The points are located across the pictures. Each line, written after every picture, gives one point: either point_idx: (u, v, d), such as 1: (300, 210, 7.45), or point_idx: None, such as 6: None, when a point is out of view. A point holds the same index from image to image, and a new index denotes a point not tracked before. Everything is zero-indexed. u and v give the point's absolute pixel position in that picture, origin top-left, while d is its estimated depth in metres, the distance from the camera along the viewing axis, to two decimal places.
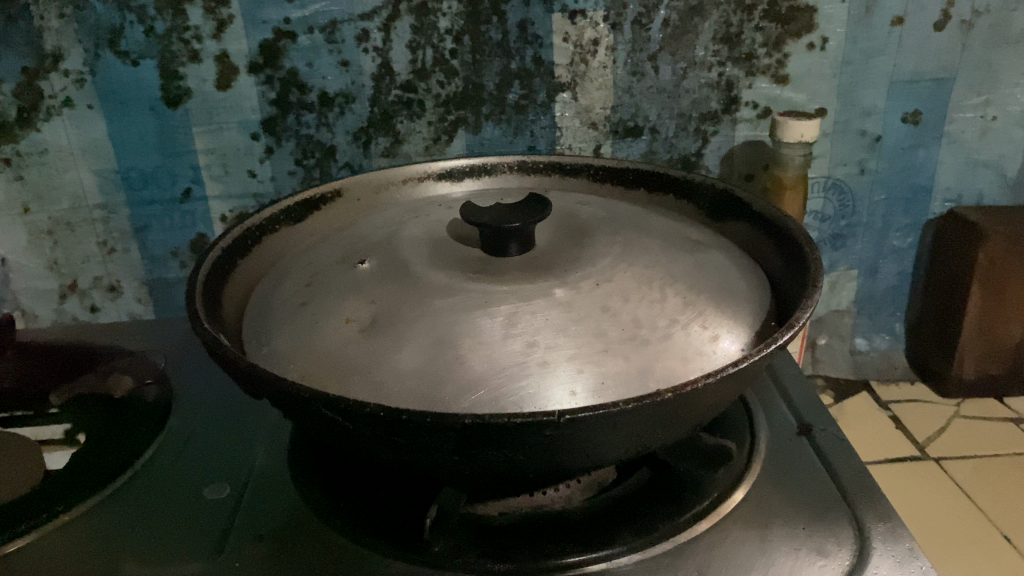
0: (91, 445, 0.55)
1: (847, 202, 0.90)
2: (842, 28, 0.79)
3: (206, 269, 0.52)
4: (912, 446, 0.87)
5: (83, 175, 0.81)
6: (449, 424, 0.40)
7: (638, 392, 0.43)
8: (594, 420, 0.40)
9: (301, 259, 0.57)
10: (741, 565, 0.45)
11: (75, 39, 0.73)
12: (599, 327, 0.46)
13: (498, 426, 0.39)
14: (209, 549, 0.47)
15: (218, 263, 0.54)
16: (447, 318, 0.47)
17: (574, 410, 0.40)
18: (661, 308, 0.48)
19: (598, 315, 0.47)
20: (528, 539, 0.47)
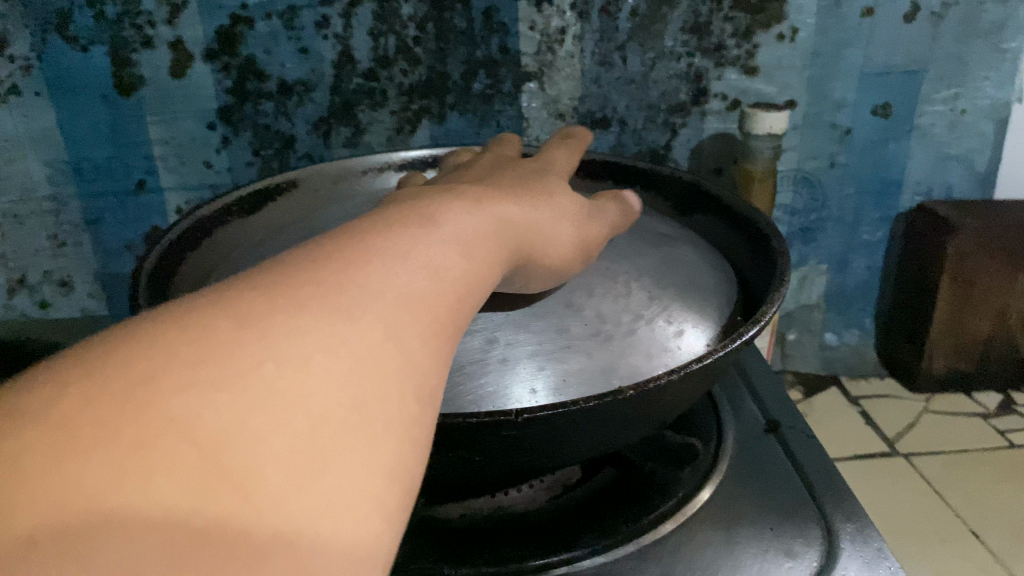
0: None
1: (817, 195, 0.89)
2: (812, 18, 0.78)
3: (155, 256, 0.50)
4: (882, 442, 0.86)
5: (32, 166, 0.78)
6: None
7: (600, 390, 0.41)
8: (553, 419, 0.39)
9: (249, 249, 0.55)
10: (706, 568, 0.44)
11: (21, 24, 0.71)
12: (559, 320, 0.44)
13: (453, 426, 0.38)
14: None
15: (162, 258, 0.51)
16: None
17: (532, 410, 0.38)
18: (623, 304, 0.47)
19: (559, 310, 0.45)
20: (489, 542, 0.45)
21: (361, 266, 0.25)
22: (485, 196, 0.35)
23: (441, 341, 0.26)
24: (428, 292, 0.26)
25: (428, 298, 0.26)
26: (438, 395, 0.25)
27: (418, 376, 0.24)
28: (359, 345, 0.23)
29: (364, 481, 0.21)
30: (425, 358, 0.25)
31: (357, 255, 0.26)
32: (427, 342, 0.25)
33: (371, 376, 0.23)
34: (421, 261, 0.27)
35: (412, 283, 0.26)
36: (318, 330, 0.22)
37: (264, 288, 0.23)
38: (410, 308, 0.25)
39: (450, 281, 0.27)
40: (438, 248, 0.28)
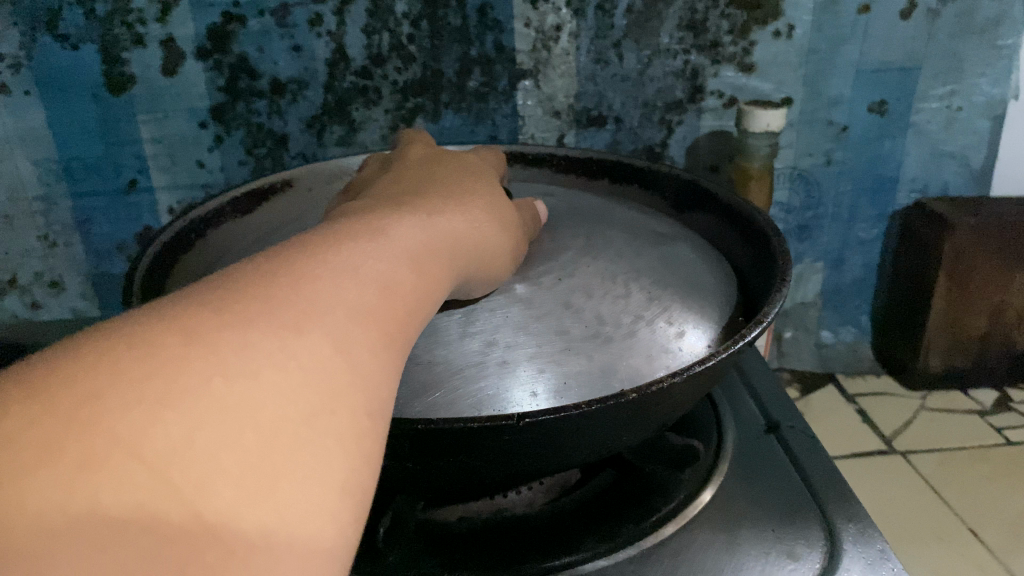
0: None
1: (813, 192, 0.88)
2: (808, 15, 0.77)
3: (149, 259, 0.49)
4: (878, 439, 0.86)
5: (21, 165, 0.77)
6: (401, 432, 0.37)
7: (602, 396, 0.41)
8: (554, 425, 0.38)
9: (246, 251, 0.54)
10: (708, 570, 0.43)
11: (9, 22, 0.70)
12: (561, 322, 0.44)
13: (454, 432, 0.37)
14: None
15: (156, 260, 0.50)
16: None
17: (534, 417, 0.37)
18: (624, 305, 0.46)
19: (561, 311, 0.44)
20: (488, 546, 0.45)
21: (310, 280, 0.25)
22: (425, 208, 0.35)
23: (387, 354, 0.26)
24: (374, 305, 0.27)
25: (374, 313, 0.26)
26: (383, 406, 0.25)
27: (364, 390, 0.25)
28: (307, 360, 0.23)
29: (313, 494, 0.22)
30: (371, 373, 0.25)
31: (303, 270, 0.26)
32: (372, 356, 0.25)
33: (317, 393, 0.23)
34: (366, 276, 0.27)
35: (359, 297, 0.26)
36: (264, 346, 0.23)
37: (215, 301, 0.23)
38: (358, 320, 0.26)
39: (394, 295, 0.28)
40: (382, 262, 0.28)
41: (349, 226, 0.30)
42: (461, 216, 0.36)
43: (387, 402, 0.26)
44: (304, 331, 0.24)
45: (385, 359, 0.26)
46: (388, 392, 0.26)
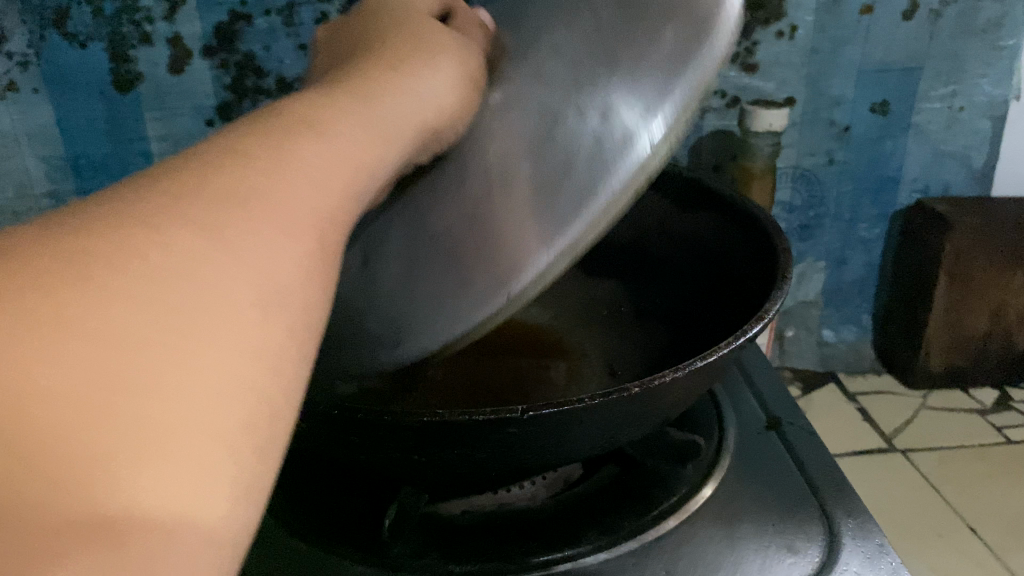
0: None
1: (815, 192, 0.89)
2: (811, 16, 0.78)
3: None
4: (879, 437, 0.87)
5: (29, 162, 0.77)
6: (514, 286, 0.35)
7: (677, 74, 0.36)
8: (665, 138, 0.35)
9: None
10: (708, 564, 0.44)
11: (18, 20, 0.70)
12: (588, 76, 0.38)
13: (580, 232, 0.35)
14: None
15: None
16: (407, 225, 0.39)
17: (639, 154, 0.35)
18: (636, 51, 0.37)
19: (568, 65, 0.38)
20: (491, 537, 0.46)
21: (189, 184, 0.23)
22: (361, 88, 0.32)
23: (287, 241, 0.24)
24: (272, 193, 0.24)
25: (269, 205, 0.24)
26: (285, 295, 0.23)
27: (248, 280, 0.22)
28: (170, 259, 0.21)
29: (183, 410, 0.19)
30: (259, 263, 0.23)
31: (187, 174, 0.24)
32: (266, 243, 0.23)
33: (187, 289, 0.21)
34: (262, 169, 0.25)
35: (253, 188, 0.24)
36: (116, 252, 0.20)
37: (77, 217, 0.21)
38: (245, 211, 0.23)
39: (297, 179, 0.25)
40: (287, 149, 0.26)
41: (270, 116, 0.28)
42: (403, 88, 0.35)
43: (288, 292, 0.23)
44: (163, 227, 0.21)
45: (282, 251, 0.24)
46: (296, 285, 0.24)
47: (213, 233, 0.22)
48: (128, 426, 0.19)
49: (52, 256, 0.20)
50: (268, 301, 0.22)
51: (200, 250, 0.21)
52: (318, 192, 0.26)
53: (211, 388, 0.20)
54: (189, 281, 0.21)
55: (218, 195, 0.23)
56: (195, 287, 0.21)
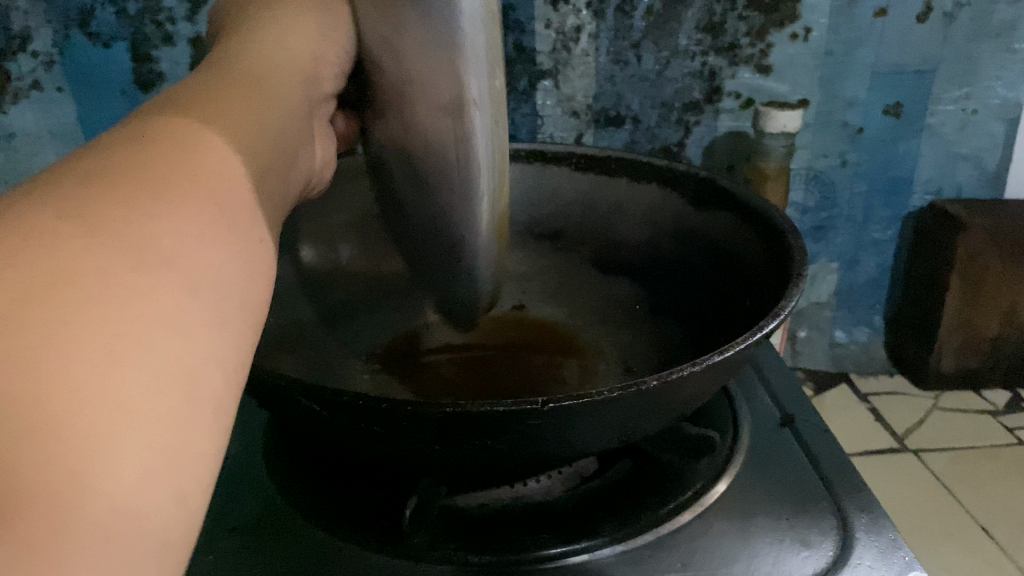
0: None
1: (828, 193, 0.89)
2: (825, 18, 0.78)
3: None
4: (891, 437, 0.87)
5: (52, 160, 0.79)
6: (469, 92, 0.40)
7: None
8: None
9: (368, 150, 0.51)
10: (722, 556, 0.44)
11: (44, 19, 0.71)
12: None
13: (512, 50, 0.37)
14: (223, 530, 0.47)
15: None
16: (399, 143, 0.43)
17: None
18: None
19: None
20: (508, 529, 0.46)
21: (51, 190, 0.24)
22: (228, 84, 0.34)
23: (162, 218, 0.25)
24: (153, 189, 0.25)
25: (139, 192, 0.25)
26: (191, 275, 0.25)
27: (119, 255, 0.23)
28: (52, 262, 0.22)
29: (70, 388, 0.20)
30: (129, 241, 0.23)
31: (64, 187, 0.24)
32: (158, 229, 0.24)
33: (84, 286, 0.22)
34: (122, 165, 0.26)
35: (136, 189, 0.25)
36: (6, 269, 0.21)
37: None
38: (136, 210, 0.24)
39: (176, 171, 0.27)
40: (154, 144, 0.27)
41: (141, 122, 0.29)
42: (281, 84, 0.36)
43: (174, 263, 0.24)
44: (48, 238, 0.22)
45: (158, 228, 0.24)
46: (188, 260, 0.25)
47: (74, 223, 0.23)
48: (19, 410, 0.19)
49: None
50: (147, 270, 0.23)
51: (68, 246, 0.22)
52: (193, 172, 0.27)
53: (94, 360, 0.21)
54: (52, 268, 0.22)
55: (85, 193, 0.24)
56: (61, 270, 0.22)
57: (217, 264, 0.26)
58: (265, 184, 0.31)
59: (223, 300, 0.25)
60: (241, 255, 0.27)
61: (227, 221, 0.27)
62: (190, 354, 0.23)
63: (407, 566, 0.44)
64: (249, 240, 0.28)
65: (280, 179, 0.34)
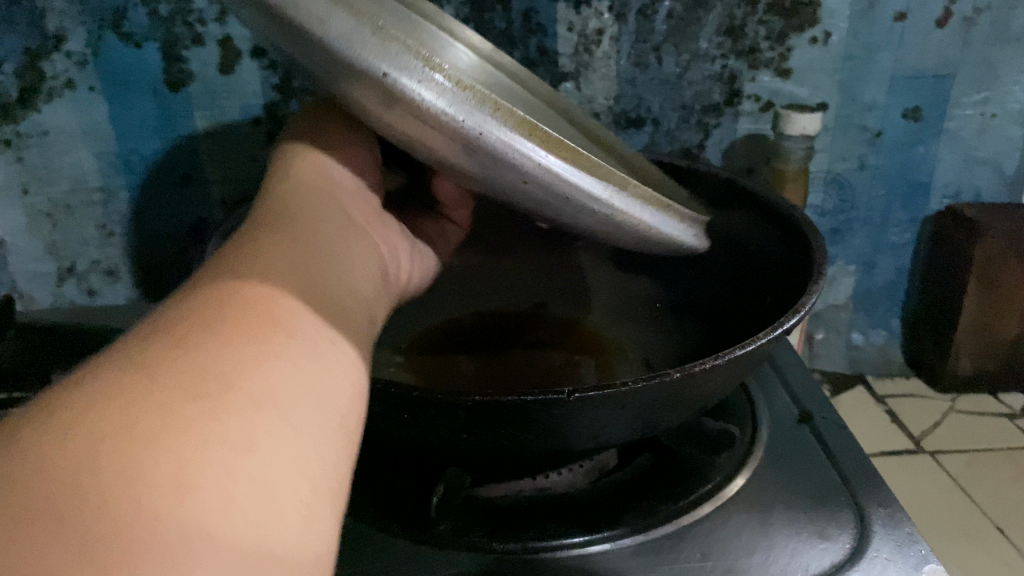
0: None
1: (846, 196, 0.90)
2: (845, 22, 0.79)
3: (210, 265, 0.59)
4: (907, 439, 0.88)
5: (83, 158, 0.80)
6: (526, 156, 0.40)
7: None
8: (344, 20, 0.35)
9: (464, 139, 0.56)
10: (740, 547, 0.45)
11: (78, 20, 0.73)
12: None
13: (491, 114, 0.39)
14: None
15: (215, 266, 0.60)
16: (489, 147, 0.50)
17: (357, 57, 0.35)
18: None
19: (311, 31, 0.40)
20: (531, 518, 0.47)
21: (117, 354, 0.27)
22: (275, 225, 0.36)
23: (218, 351, 0.27)
24: (231, 325, 0.28)
25: (195, 333, 0.27)
26: (273, 396, 0.27)
27: (180, 389, 0.25)
28: (151, 398, 0.25)
29: (143, 511, 0.22)
30: (189, 376, 0.26)
31: (154, 337, 0.27)
32: (240, 358, 0.27)
33: (183, 414, 0.24)
34: (178, 320, 0.28)
35: (218, 329, 0.28)
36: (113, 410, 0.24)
37: (16, 416, 0.25)
38: (219, 345, 0.27)
39: (248, 307, 0.30)
40: (207, 295, 0.30)
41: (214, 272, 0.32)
42: (322, 212, 0.39)
43: (234, 388, 0.26)
44: (146, 380, 0.25)
45: (214, 361, 0.27)
46: (269, 382, 0.27)
47: (139, 372, 0.25)
48: (97, 531, 0.21)
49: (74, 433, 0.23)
50: (209, 399, 0.25)
51: (164, 385, 0.25)
52: (245, 308, 0.30)
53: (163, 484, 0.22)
54: (119, 411, 0.24)
55: (146, 350, 0.27)
56: (160, 405, 0.24)
57: (281, 386, 0.28)
58: (331, 304, 0.33)
59: (307, 415, 0.28)
60: (304, 377, 0.29)
61: (285, 348, 0.29)
62: (259, 469, 0.25)
63: (433, 553, 0.45)
64: (311, 360, 0.30)
65: (346, 287, 0.36)
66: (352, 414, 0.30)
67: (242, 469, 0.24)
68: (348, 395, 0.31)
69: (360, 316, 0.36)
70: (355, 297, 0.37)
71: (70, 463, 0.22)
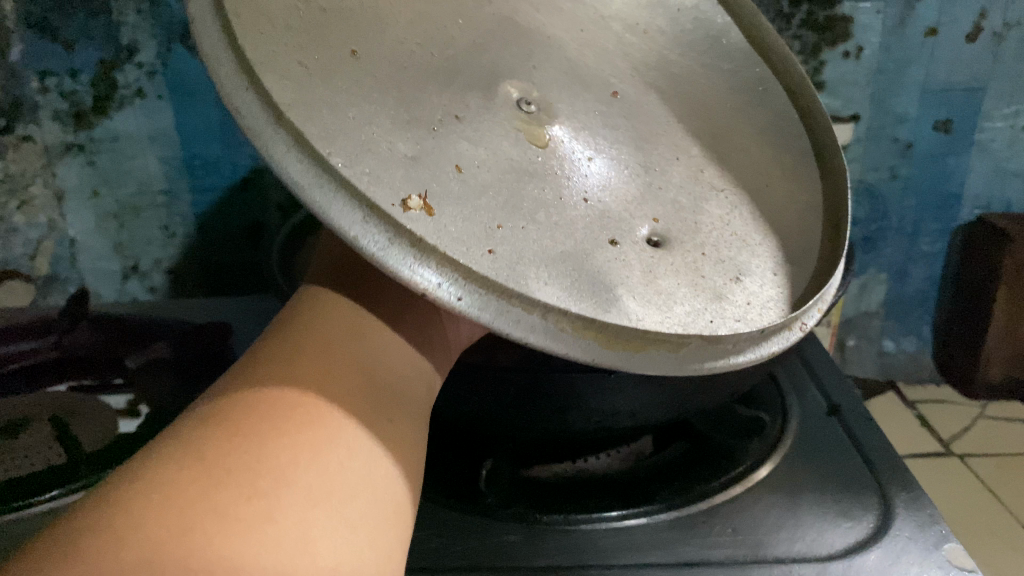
0: (158, 417, 0.62)
1: (878, 206, 0.93)
2: (877, 37, 0.82)
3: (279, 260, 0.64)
4: (937, 443, 0.89)
5: (150, 162, 0.85)
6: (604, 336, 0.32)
7: (275, 64, 0.32)
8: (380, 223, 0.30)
9: (626, 49, 0.54)
10: (769, 523, 0.48)
11: (149, 33, 0.78)
12: (426, 102, 0.37)
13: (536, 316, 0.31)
14: None
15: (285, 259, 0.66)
16: (634, 137, 0.47)
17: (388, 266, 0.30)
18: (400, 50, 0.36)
19: (393, 39, 0.39)
20: (570, 497, 0.51)
21: (178, 448, 0.30)
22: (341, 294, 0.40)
23: (271, 452, 0.30)
24: (281, 425, 0.31)
25: (249, 434, 0.31)
26: (323, 489, 0.30)
27: (239, 487, 0.29)
28: (211, 502, 0.28)
29: None
30: (244, 476, 0.29)
31: (212, 432, 0.31)
32: (290, 457, 0.30)
33: (239, 522, 0.28)
34: (234, 413, 0.32)
35: (271, 427, 0.31)
36: (176, 519, 0.27)
37: (91, 506, 0.28)
38: (268, 446, 0.30)
39: (298, 404, 0.33)
40: (260, 391, 0.33)
41: (267, 358, 0.35)
42: (381, 296, 0.41)
43: (288, 484, 0.30)
44: (204, 484, 0.28)
45: (269, 460, 0.30)
46: (316, 476, 0.30)
47: (199, 474, 0.29)
48: None
49: (138, 537, 0.26)
50: (264, 496, 0.29)
51: (224, 490, 0.28)
52: (294, 404, 0.33)
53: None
54: (182, 511, 0.27)
55: (205, 445, 0.30)
56: (218, 509, 0.28)
57: (332, 483, 0.31)
58: (379, 406, 0.35)
59: (354, 504, 0.31)
60: (354, 472, 0.32)
61: (338, 443, 0.32)
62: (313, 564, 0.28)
63: (482, 521, 0.49)
64: (359, 450, 0.33)
65: (408, 354, 0.39)
66: (398, 490, 0.34)
67: (298, 563, 0.28)
68: (392, 481, 0.34)
69: (409, 414, 0.37)
70: (415, 364, 0.40)
71: (138, 560, 0.26)
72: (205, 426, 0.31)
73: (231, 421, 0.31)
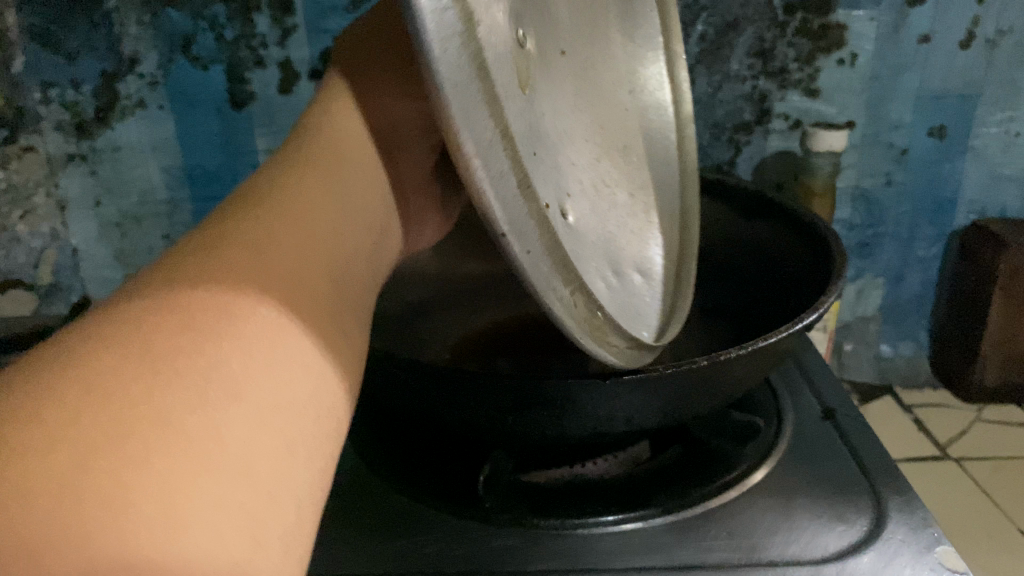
0: None
1: (874, 211, 0.93)
2: (871, 44, 0.83)
3: None
4: (934, 447, 0.90)
5: (152, 172, 0.85)
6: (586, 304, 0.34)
7: None
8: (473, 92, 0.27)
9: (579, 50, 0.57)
10: (764, 526, 0.49)
11: (151, 44, 0.79)
12: None
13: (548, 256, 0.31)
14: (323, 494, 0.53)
15: None
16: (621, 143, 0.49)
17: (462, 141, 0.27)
18: None
19: None
20: (567, 500, 0.51)
21: (120, 326, 0.26)
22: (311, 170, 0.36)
23: (222, 356, 0.27)
24: (235, 328, 0.28)
25: (200, 330, 0.27)
26: (272, 406, 0.27)
27: (184, 393, 0.25)
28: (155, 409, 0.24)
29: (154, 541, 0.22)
30: (192, 380, 0.26)
31: (159, 322, 0.27)
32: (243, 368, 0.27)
33: (186, 439, 0.24)
34: (185, 300, 0.28)
35: (224, 330, 0.28)
36: (116, 424, 0.23)
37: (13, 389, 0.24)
38: (221, 351, 0.27)
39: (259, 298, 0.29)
40: (214, 276, 0.29)
41: (224, 238, 0.31)
42: (351, 180, 0.37)
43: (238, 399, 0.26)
44: (147, 385, 0.25)
45: (221, 365, 0.27)
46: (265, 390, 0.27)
47: (141, 370, 0.25)
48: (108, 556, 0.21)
49: (72, 446, 0.23)
50: (212, 406, 0.25)
51: (168, 395, 0.25)
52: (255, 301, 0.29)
53: (155, 501, 0.23)
54: (124, 416, 0.24)
55: (152, 331, 0.26)
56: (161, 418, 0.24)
57: (283, 399, 0.28)
58: (338, 315, 0.33)
59: (304, 424, 0.28)
60: (307, 388, 0.29)
61: (293, 356, 0.29)
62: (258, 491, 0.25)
63: (480, 527, 0.49)
64: (315, 365, 0.30)
65: (369, 257, 0.37)
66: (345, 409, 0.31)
67: (243, 488, 0.25)
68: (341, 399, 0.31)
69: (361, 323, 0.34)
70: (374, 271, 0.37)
71: (72, 476, 0.22)
72: (146, 307, 0.27)
73: (181, 309, 0.28)
